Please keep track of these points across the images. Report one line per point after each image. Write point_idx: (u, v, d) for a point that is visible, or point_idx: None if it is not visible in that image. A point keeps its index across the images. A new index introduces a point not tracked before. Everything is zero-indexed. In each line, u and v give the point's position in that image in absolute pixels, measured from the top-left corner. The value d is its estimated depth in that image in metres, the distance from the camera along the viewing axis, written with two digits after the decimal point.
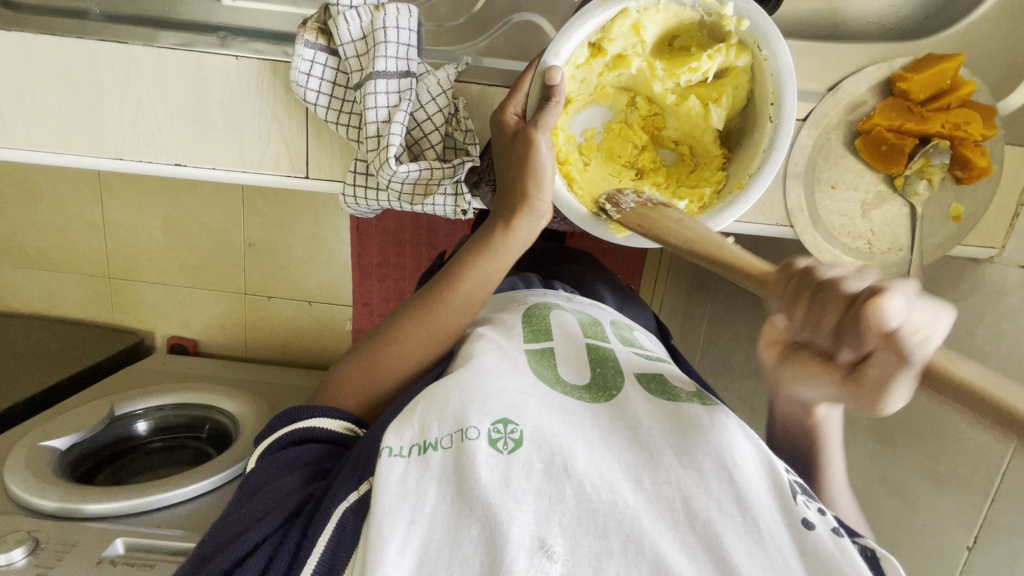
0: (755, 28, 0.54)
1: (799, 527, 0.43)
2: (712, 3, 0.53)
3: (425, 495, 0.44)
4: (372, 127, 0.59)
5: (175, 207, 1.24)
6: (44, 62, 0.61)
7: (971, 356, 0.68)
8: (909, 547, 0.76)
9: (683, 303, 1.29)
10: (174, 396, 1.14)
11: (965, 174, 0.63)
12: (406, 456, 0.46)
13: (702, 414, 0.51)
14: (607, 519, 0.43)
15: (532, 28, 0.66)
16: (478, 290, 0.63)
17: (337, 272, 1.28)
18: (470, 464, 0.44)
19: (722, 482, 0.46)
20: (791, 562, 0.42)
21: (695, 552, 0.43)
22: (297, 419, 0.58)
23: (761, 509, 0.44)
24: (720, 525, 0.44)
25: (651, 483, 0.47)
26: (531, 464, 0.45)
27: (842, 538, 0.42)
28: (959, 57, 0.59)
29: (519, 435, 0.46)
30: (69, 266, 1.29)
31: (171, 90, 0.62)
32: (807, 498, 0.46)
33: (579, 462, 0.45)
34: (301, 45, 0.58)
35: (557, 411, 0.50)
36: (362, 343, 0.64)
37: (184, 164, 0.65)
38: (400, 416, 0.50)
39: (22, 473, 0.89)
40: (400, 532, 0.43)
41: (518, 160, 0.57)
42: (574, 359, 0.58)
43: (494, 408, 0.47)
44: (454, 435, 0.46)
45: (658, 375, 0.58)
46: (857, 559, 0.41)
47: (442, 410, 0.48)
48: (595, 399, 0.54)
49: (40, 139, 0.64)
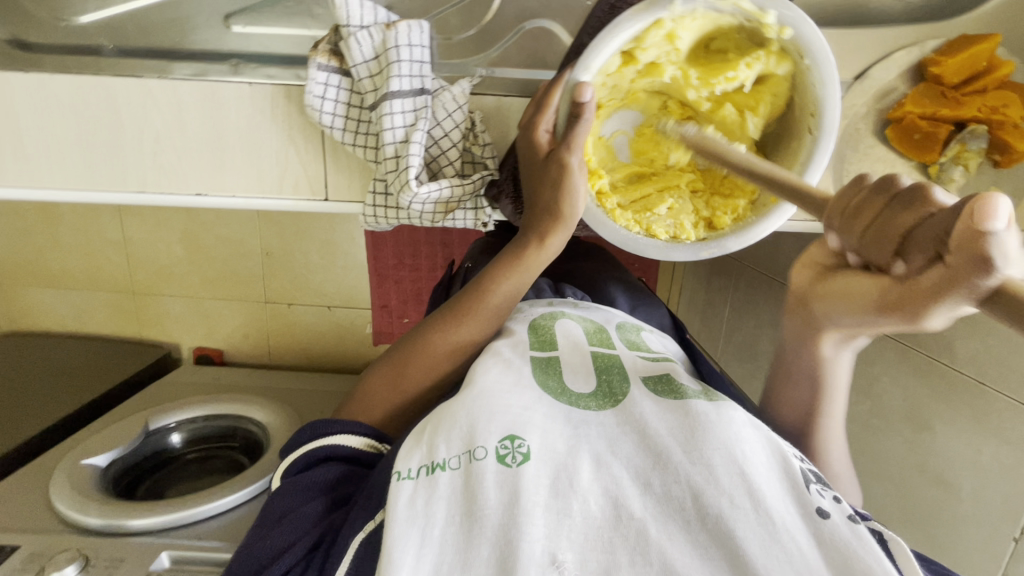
0: (799, 36, 0.51)
1: (813, 516, 0.41)
2: (754, 12, 0.50)
3: (433, 518, 0.42)
4: (389, 148, 0.58)
5: (194, 222, 1.26)
6: (60, 97, 0.61)
7: (1014, 342, 0.66)
8: (950, 533, 0.74)
9: (704, 288, 1.27)
10: (205, 408, 1.16)
11: (1004, 158, 0.59)
12: (415, 478, 0.44)
13: (710, 412, 0.48)
14: (613, 534, 0.41)
15: (544, 34, 0.64)
16: (507, 303, 0.61)
17: (355, 276, 1.29)
18: (477, 484, 0.42)
19: (733, 476, 0.42)
20: (808, 556, 0.39)
21: (709, 554, 0.40)
22: (315, 435, 0.56)
23: (773, 500, 0.41)
24: (733, 520, 0.40)
25: (660, 485, 0.43)
26: (538, 480, 0.42)
27: (858, 525, 0.40)
28: (995, 37, 0.57)
29: (527, 450, 0.44)
30: (95, 286, 1.32)
31: (186, 118, 0.62)
32: (822, 487, 0.44)
33: (582, 475, 0.43)
34: (315, 68, 0.57)
35: (562, 423, 0.48)
36: (388, 355, 0.62)
37: (204, 193, 0.65)
38: (409, 440, 0.48)
39: (68, 492, 0.92)
40: (410, 558, 0.40)
41: (553, 182, 0.56)
42: (581, 368, 0.54)
43: (502, 423, 0.45)
44: (462, 455, 0.44)
45: (665, 376, 0.55)
46: (875, 548, 0.38)
47: (451, 429, 0.46)
48: (602, 406, 0.51)
49: (62, 176, 0.64)
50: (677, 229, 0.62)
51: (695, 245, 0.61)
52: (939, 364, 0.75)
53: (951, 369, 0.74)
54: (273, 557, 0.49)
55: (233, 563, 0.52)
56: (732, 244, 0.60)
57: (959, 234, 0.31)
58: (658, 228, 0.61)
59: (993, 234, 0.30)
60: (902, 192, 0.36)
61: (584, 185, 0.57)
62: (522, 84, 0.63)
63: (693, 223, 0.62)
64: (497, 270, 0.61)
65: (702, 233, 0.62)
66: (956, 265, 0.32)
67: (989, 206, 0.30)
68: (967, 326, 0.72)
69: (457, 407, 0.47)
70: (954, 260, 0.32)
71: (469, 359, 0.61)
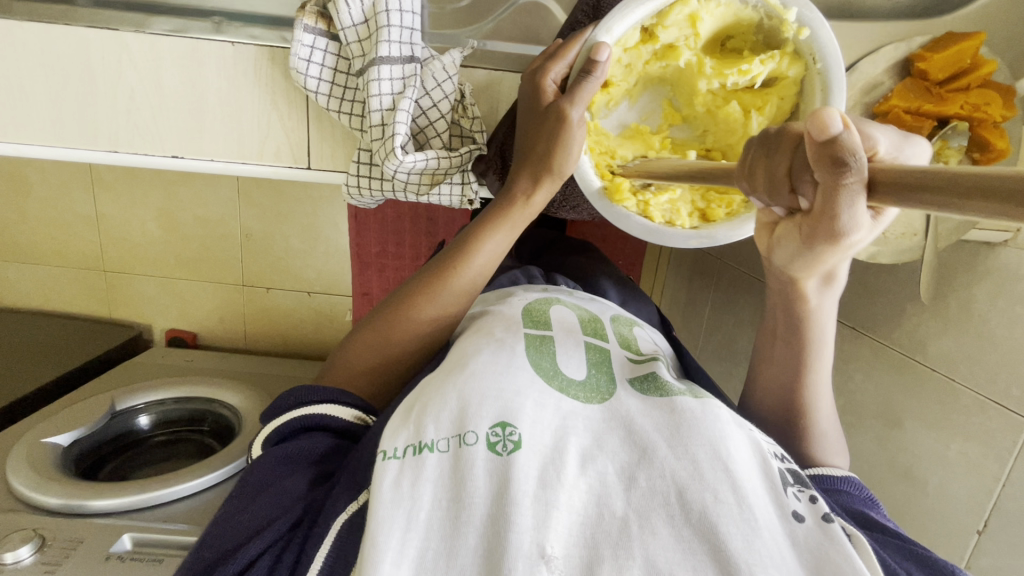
0: (814, 38, 0.52)
1: (790, 517, 0.41)
2: (776, 5, 0.51)
3: (420, 500, 0.41)
4: (376, 115, 0.57)
5: (169, 199, 1.22)
6: (29, 49, 0.58)
7: (984, 341, 0.68)
8: (916, 528, 0.76)
9: (685, 289, 1.28)
10: (175, 389, 1.12)
11: (983, 157, 0.60)
12: (401, 458, 0.43)
13: (695, 408, 0.47)
14: (596, 530, 0.40)
15: (539, 9, 0.64)
16: (487, 262, 0.61)
17: (336, 261, 1.26)
18: (466, 469, 0.41)
19: (716, 471, 0.42)
20: (787, 556, 0.39)
21: (692, 548, 0.39)
22: (305, 404, 0.55)
23: (757, 499, 0.41)
24: (717, 516, 0.40)
25: (645, 480, 0.42)
26: (528, 469, 0.41)
27: (831, 523, 0.41)
28: (981, 35, 0.58)
29: (518, 438, 0.43)
30: (62, 261, 1.27)
31: (164, 78, 0.60)
32: (799, 487, 0.44)
33: (569, 469, 0.42)
34: (300, 29, 0.55)
35: (552, 412, 0.46)
36: (371, 317, 0.61)
37: (182, 156, 0.63)
38: (395, 421, 0.46)
39: (25, 470, 0.88)
40: (395, 542, 0.39)
41: (549, 134, 0.56)
42: (574, 354, 0.54)
43: (495, 408, 0.44)
44: (452, 439, 0.43)
45: (652, 375, 0.53)
46: (850, 550, 0.39)
47: (440, 410, 0.45)
48: (590, 398, 0.49)
49: (29, 131, 0.61)
50: (672, 215, 0.61)
51: (687, 231, 0.60)
52: (912, 362, 0.77)
53: (922, 367, 0.75)
54: (252, 531, 0.47)
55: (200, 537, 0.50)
56: (723, 236, 0.59)
57: (815, 152, 0.34)
58: (654, 210, 0.60)
59: (841, 137, 0.32)
60: (770, 137, 0.37)
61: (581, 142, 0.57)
62: (514, 58, 0.63)
63: (689, 212, 0.61)
64: (483, 227, 0.61)
65: (696, 222, 0.61)
66: (832, 174, 0.33)
67: (822, 116, 0.33)
68: (940, 324, 0.73)
69: (447, 387, 0.46)
70: (825, 172, 0.34)
71: (453, 323, 0.61)
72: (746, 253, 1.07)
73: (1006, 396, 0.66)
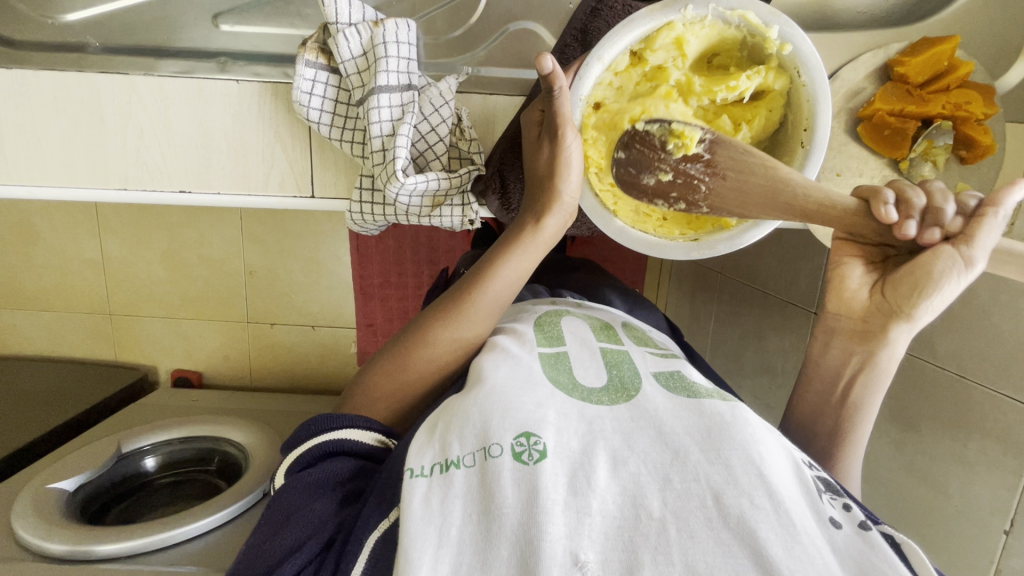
0: (797, 53, 0.53)
1: (827, 524, 0.40)
2: (758, 24, 0.52)
3: (450, 517, 0.41)
4: (376, 141, 0.59)
5: (174, 240, 1.24)
6: (43, 97, 0.61)
7: (990, 336, 0.69)
8: (939, 533, 0.75)
9: (688, 304, 1.28)
10: (181, 429, 1.11)
11: (970, 154, 0.62)
12: (428, 475, 0.43)
13: (726, 414, 0.46)
14: (633, 533, 0.39)
15: (528, 36, 0.69)
16: (505, 290, 0.61)
17: (340, 294, 1.27)
18: (494, 481, 0.41)
19: (751, 475, 0.41)
20: (829, 561, 0.38)
21: (733, 552, 0.38)
22: (327, 429, 0.55)
23: (793, 503, 0.40)
24: (755, 520, 0.38)
25: (680, 481, 0.41)
26: (557, 477, 0.41)
27: (869, 532, 0.40)
28: (955, 39, 0.60)
29: (543, 447, 0.42)
30: (69, 305, 1.28)
31: (172, 117, 0.62)
32: (832, 495, 0.43)
33: (600, 474, 0.41)
34: (303, 64, 0.58)
35: (576, 420, 0.46)
36: (387, 346, 0.61)
37: (188, 190, 0.64)
38: (421, 435, 0.47)
39: (31, 517, 0.87)
40: (428, 558, 0.39)
41: (547, 155, 0.56)
42: (591, 363, 0.53)
43: (516, 420, 0.44)
44: (477, 453, 0.43)
45: (675, 373, 0.53)
46: (891, 558, 0.38)
47: (463, 427, 0.45)
48: (615, 400, 0.49)
49: (41, 174, 0.63)
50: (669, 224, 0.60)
51: (687, 244, 0.59)
52: (921, 363, 0.77)
53: (932, 367, 0.75)
54: (283, 556, 0.47)
55: (236, 563, 0.50)
56: (723, 247, 0.57)
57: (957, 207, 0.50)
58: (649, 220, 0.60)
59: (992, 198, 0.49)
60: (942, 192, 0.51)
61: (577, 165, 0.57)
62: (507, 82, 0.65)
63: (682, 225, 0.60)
64: (496, 254, 0.61)
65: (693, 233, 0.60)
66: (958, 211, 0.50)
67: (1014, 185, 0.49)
68: (947, 324, 0.74)
69: (469, 403, 0.46)
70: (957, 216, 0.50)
71: (466, 350, 0.60)
72: (749, 266, 1.08)
73: (1018, 389, 0.65)
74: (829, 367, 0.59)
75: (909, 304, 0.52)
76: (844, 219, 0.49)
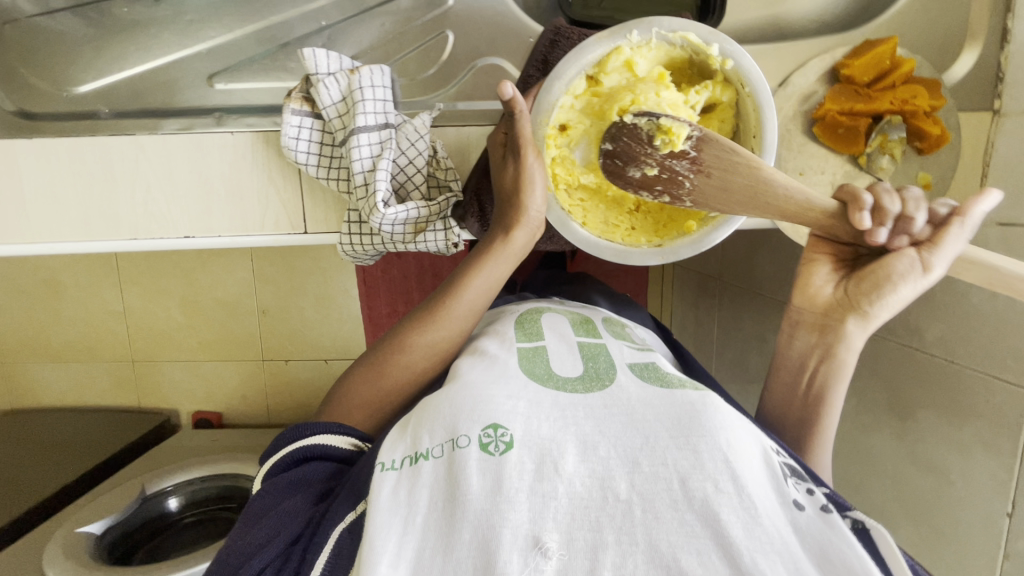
0: (739, 67, 0.57)
1: (791, 505, 0.42)
2: (699, 43, 0.57)
3: (416, 505, 0.43)
4: (359, 176, 0.64)
5: (190, 287, 1.30)
6: (61, 163, 0.67)
7: (972, 318, 0.70)
8: (948, 522, 0.74)
9: (692, 313, 1.30)
10: (201, 469, 1.15)
11: (924, 145, 0.65)
12: (398, 468, 0.46)
13: (697, 401, 0.48)
14: (600, 513, 0.41)
15: (497, 70, 0.75)
16: (478, 299, 0.65)
17: (349, 327, 1.32)
18: (460, 470, 0.43)
19: (717, 462, 0.42)
20: (788, 540, 0.40)
21: (694, 532, 0.40)
22: (306, 435, 0.58)
23: (757, 487, 0.42)
24: (718, 503, 0.40)
25: (647, 466, 0.43)
26: (523, 466, 0.43)
27: (831, 515, 0.41)
28: (892, 39, 0.64)
29: (509, 438, 0.44)
30: (94, 355, 1.34)
31: (176, 171, 0.68)
32: (798, 479, 0.44)
33: (568, 461, 0.43)
34: (288, 112, 0.64)
35: (548, 406, 0.48)
36: (368, 358, 0.65)
37: (192, 236, 0.70)
38: (393, 434, 0.50)
39: (61, 560, 0.91)
40: (392, 545, 0.41)
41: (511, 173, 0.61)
42: (569, 355, 0.57)
43: (483, 413, 0.46)
44: (445, 444, 0.46)
45: (650, 363, 0.56)
46: (848, 537, 0.40)
47: (434, 421, 0.48)
48: (590, 388, 0.52)
49: (61, 232, 0.69)
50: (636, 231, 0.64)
51: (652, 250, 0.62)
52: (911, 351, 0.77)
53: (922, 354, 0.76)
54: (252, 552, 0.49)
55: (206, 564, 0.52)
56: (685, 251, 0.61)
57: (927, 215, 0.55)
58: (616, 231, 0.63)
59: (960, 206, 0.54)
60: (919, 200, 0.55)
61: (541, 181, 0.61)
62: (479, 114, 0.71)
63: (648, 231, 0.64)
64: (468, 266, 0.65)
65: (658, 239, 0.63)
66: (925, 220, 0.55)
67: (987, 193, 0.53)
68: (932, 310, 0.75)
69: (441, 402, 0.49)
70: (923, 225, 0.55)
71: (444, 358, 0.64)
72: (744, 271, 1.10)
73: (1004, 368, 0.66)
74: (794, 356, 0.62)
75: (869, 300, 0.57)
76: (822, 222, 0.53)
